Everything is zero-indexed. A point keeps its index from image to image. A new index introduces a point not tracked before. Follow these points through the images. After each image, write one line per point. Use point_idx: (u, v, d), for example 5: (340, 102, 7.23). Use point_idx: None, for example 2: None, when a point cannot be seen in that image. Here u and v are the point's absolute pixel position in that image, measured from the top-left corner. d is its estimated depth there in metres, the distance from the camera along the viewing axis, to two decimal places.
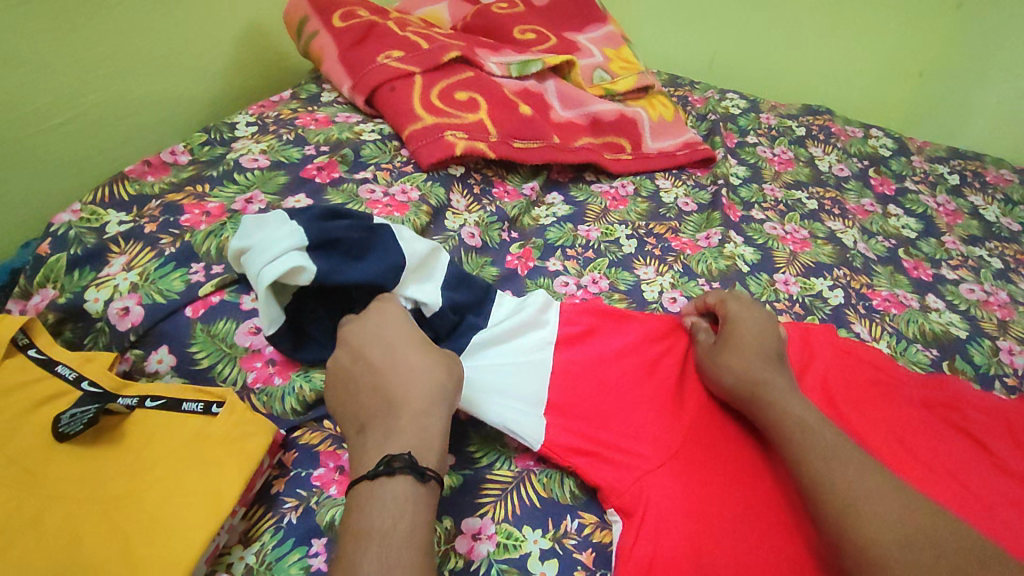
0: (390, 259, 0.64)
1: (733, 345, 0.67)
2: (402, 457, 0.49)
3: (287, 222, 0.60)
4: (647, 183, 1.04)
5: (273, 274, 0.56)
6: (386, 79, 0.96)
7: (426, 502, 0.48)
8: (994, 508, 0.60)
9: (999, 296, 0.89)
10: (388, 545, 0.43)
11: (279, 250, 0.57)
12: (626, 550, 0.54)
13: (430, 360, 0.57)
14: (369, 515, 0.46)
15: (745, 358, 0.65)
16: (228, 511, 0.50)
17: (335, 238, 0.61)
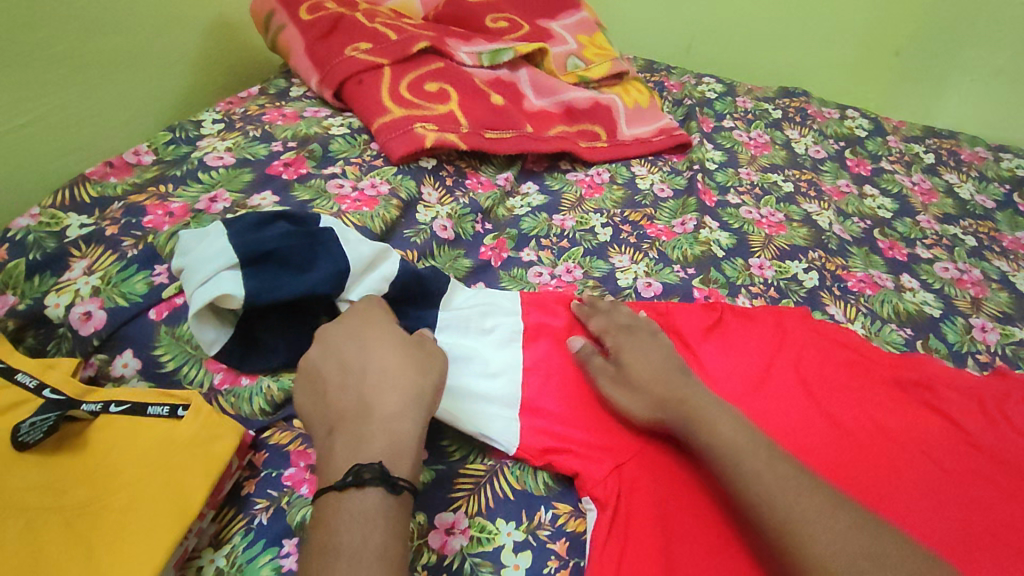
0: (335, 265, 0.62)
1: (638, 371, 0.63)
2: (371, 467, 0.47)
3: (220, 239, 0.60)
4: (622, 170, 1.03)
5: (203, 299, 0.56)
6: (354, 72, 0.94)
7: (396, 514, 0.47)
8: (967, 489, 0.60)
9: (973, 274, 0.90)
10: (360, 561, 0.43)
11: (209, 273, 0.57)
12: (601, 542, 0.54)
13: (404, 360, 0.56)
14: (338, 530, 0.45)
15: (652, 377, 0.62)
16: (194, 512, 0.50)
17: (268, 249, 0.60)
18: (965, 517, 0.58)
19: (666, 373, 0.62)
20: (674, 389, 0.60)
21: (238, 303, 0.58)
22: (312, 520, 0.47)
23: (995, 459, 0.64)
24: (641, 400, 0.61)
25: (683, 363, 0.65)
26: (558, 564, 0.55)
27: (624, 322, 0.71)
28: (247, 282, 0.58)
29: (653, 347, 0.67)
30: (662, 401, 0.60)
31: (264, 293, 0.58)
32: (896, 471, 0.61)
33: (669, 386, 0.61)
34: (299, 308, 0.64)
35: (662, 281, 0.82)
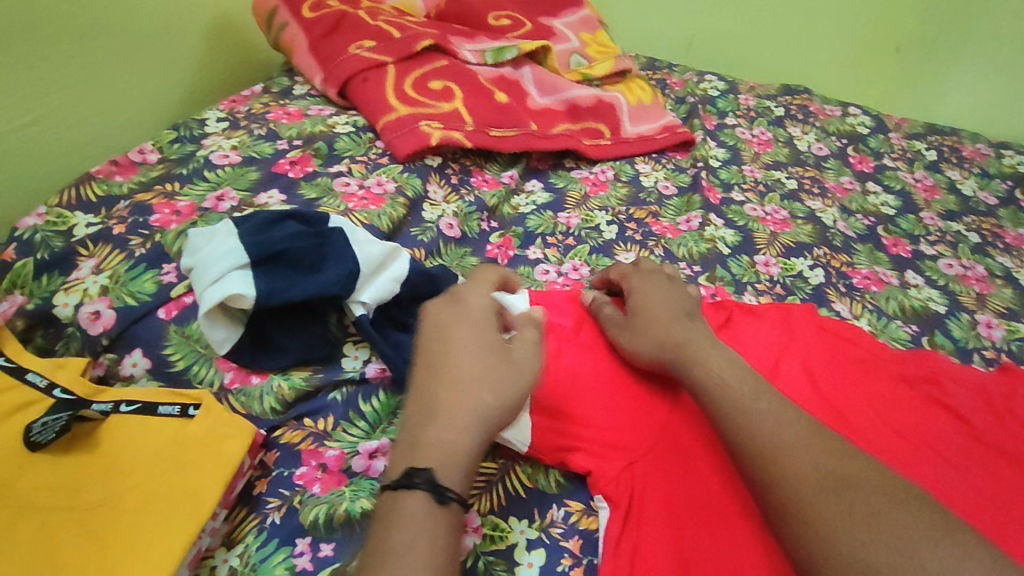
0: (345, 264, 0.62)
1: (646, 313, 0.65)
2: (423, 473, 0.47)
3: (230, 239, 0.60)
4: (627, 167, 1.03)
5: (215, 298, 0.56)
6: (359, 70, 0.94)
7: (445, 524, 0.46)
8: (976, 483, 0.61)
9: (977, 271, 0.90)
10: (404, 562, 0.42)
11: (219, 272, 0.57)
12: (614, 543, 0.55)
13: (483, 371, 0.54)
14: (386, 533, 0.45)
15: (658, 318, 0.64)
16: (209, 510, 0.50)
17: (278, 250, 0.60)
18: (979, 513, 0.58)
19: (669, 316, 0.64)
20: (676, 332, 0.62)
21: (248, 302, 0.58)
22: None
23: (1002, 454, 0.64)
24: (649, 343, 0.63)
25: (688, 308, 0.66)
26: (572, 562, 0.55)
27: (638, 268, 0.74)
28: (257, 281, 0.58)
29: (668, 288, 0.69)
30: (660, 343, 0.61)
31: (277, 293, 0.58)
32: (905, 464, 0.62)
33: (670, 328, 0.62)
34: (313, 311, 0.64)
35: None
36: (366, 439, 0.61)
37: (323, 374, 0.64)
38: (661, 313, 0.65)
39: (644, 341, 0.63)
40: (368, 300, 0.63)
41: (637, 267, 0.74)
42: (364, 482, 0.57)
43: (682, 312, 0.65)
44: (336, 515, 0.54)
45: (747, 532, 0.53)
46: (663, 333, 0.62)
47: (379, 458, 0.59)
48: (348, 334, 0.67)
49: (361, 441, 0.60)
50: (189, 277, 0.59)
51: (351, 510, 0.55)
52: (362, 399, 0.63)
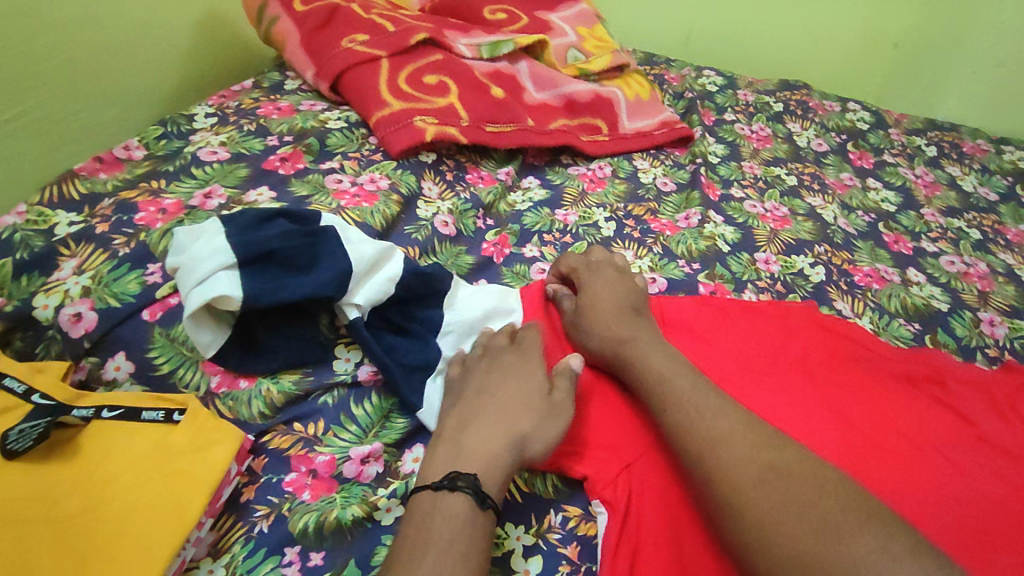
0: (338, 264, 0.60)
1: (594, 310, 0.68)
2: (466, 477, 0.51)
3: (217, 238, 0.58)
4: (625, 164, 1.01)
5: (200, 300, 0.54)
6: (351, 64, 0.92)
7: (481, 528, 0.49)
8: (979, 482, 0.60)
9: (979, 268, 0.89)
10: (445, 559, 0.46)
11: (205, 272, 0.55)
12: (613, 549, 0.53)
13: (527, 404, 0.58)
14: (428, 529, 0.48)
15: (609, 315, 0.67)
16: (194, 520, 0.48)
17: (268, 250, 0.58)
18: (983, 512, 0.57)
19: (615, 314, 0.67)
20: (620, 328, 0.65)
21: (236, 304, 0.56)
22: (406, 515, 0.50)
23: (1005, 452, 0.63)
24: (595, 340, 0.66)
25: (634, 303, 0.70)
26: (569, 569, 0.53)
27: (587, 261, 0.76)
28: (245, 282, 0.56)
29: (618, 283, 0.72)
30: (610, 342, 0.64)
31: (265, 295, 0.56)
32: (905, 463, 0.60)
33: (617, 327, 0.66)
34: (303, 310, 0.61)
35: (667, 277, 0.81)
36: (357, 444, 0.59)
37: (313, 377, 0.62)
38: (611, 311, 0.68)
39: (591, 339, 0.66)
40: (361, 303, 0.61)
41: (588, 259, 0.77)
42: (355, 489, 0.56)
43: (628, 309, 0.68)
44: (325, 523, 0.53)
45: None
46: (610, 330, 0.65)
47: (371, 463, 0.58)
48: (340, 335, 0.64)
49: (352, 446, 0.59)
50: (174, 277, 0.57)
51: (342, 517, 0.53)
52: (353, 403, 0.61)
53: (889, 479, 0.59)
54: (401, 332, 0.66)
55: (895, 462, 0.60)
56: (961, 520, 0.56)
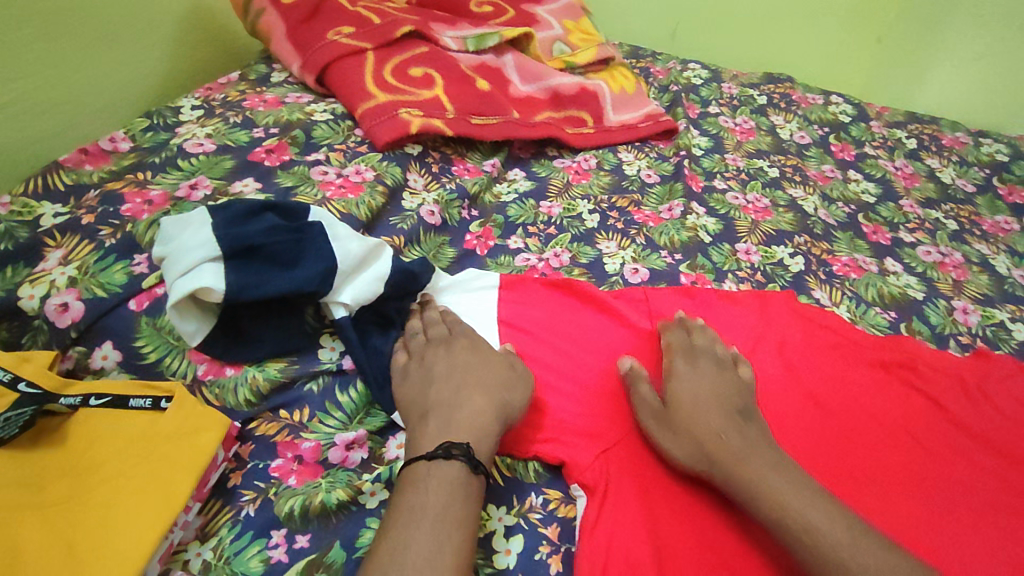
0: (322, 263, 0.61)
1: (693, 411, 0.60)
2: (461, 445, 0.54)
3: (203, 230, 0.59)
4: (610, 156, 1.02)
5: (183, 290, 0.55)
6: (337, 57, 0.92)
7: (475, 491, 0.52)
8: (946, 465, 0.62)
9: (954, 258, 0.91)
10: (443, 521, 0.49)
11: (190, 263, 0.56)
12: (589, 527, 0.55)
13: (505, 382, 0.61)
14: (425, 493, 0.51)
15: (707, 419, 0.59)
16: (181, 502, 0.49)
17: (254, 244, 0.59)
18: (949, 494, 0.60)
19: (717, 418, 0.59)
20: (725, 435, 0.57)
21: (218, 296, 0.57)
22: (402, 480, 0.53)
23: (975, 436, 0.65)
24: (688, 444, 0.58)
25: (739, 403, 0.61)
26: (550, 549, 0.55)
27: (690, 343, 0.68)
28: (228, 276, 0.57)
29: (716, 378, 0.64)
30: (707, 448, 0.57)
31: (245, 291, 0.58)
32: (875, 448, 0.63)
33: (720, 433, 0.58)
34: (290, 303, 0.63)
35: (650, 267, 0.82)
36: (342, 431, 0.60)
37: (299, 365, 0.63)
38: (711, 413, 0.60)
39: (681, 442, 0.58)
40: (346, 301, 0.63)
41: (690, 342, 0.68)
42: (340, 474, 0.57)
43: (732, 410, 0.60)
44: (311, 506, 0.54)
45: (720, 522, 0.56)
46: (710, 435, 0.58)
47: (356, 450, 0.59)
48: (325, 325, 0.66)
49: (337, 432, 0.60)
50: (161, 266, 0.58)
51: (327, 501, 0.54)
52: (339, 390, 0.62)
53: (858, 464, 0.61)
54: (386, 329, 0.68)
55: (865, 446, 0.63)
56: (924, 501, 0.59)
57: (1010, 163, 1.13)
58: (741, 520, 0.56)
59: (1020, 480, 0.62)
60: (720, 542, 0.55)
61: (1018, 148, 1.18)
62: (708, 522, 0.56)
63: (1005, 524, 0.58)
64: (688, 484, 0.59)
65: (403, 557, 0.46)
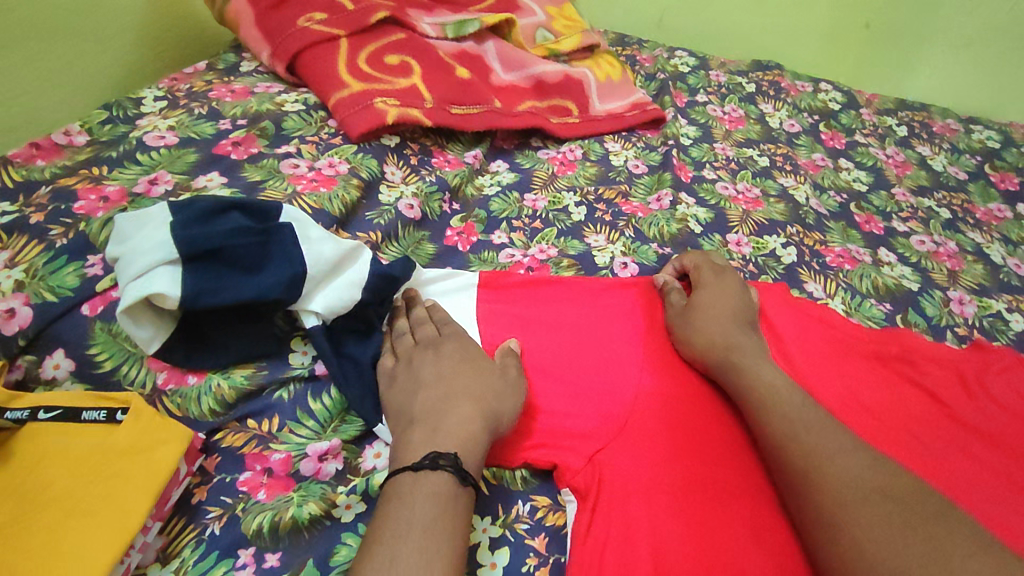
0: (289, 267, 0.57)
1: (706, 308, 0.67)
2: (448, 455, 0.51)
3: (161, 229, 0.55)
4: (596, 146, 0.99)
5: (135, 294, 0.51)
6: (307, 45, 0.88)
7: (466, 505, 0.50)
8: (948, 460, 0.60)
9: (949, 247, 0.89)
10: (430, 537, 0.46)
11: (144, 266, 0.52)
12: (582, 534, 0.52)
13: (494, 394, 0.58)
14: (411, 505, 0.48)
15: (716, 313, 0.66)
16: (139, 523, 0.45)
17: (214, 247, 0.55)
18: (952, 489, 0.57)
19: (728, 323, 0.66)
20: (732, 337, 0.64)
21: (172, 303, 0.53)
22: (387, 493, 0.50)
23: (976, 431, 0.63)
24: (701, 339, 0.64)
25: (747, 315, 0.68)
26: (538, 561, 0.52)
27: (712, 263, 0.75)
28: (185, 280, 0.53)
29: (734, 291, 0.70)
30: (716, 344, 0.63)
31: (206, 295, 0.54)
32: (875, 443, 0.61)
33: (732, 336, 0.64)
34: (256, 311, 0.59)
35: (639, 260, 0.80)
36: (315, 440, 0.57)
37: (268, 372, 0.59)
38: (721, 317, 0.66)
39: (697, 338, 0.65)
40: (319, 310, 0.59)
41: (711, 262, 0.75)
42: (314, 486, 0.54)
43: (742, 321, 0.67)
44: (281, 523, 0.51)
45: (723, 527, 0.52)
46: (719, 334, 0.64)
47: (329, 461, 0.56)
48: (297, 329, 0.62)
49: (309, 443, 0.56)
50: (115, 267, 0.55)
51: (298, 516, 0.51)
52: (311, 397, 0.59)
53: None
54: (365, 337, 0.64)
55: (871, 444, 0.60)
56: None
57: (1001, 150, 1.11)
58: (751, 526, 0.53)
59: None
60: (727, 540, 0.52)
61: (1008, 135, 1.16)
62: (712, 522, 0.53)
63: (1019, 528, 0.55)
64: (689, 485, 0.55)
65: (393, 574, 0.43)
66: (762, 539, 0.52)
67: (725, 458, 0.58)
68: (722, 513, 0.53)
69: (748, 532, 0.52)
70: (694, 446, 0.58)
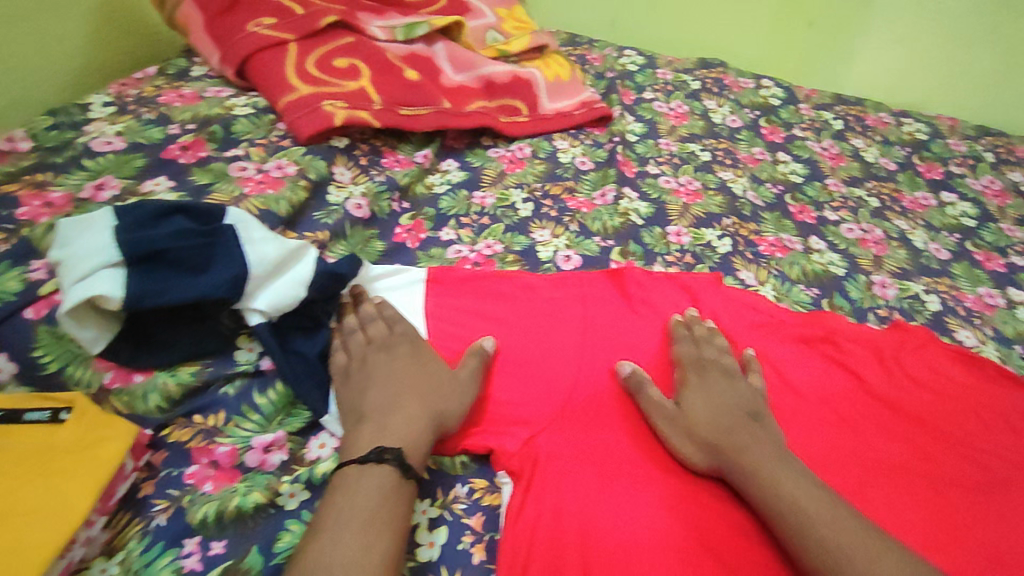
0: (233, 266, 0.59)
1: (699, 410, 0.62)
2: (392, 449, 0.54)
3: (104, 233, 0.57)
4: (544, 144, 1.02)
5: (78, 296, 0.53)
6: (255, 49, 0.89)
7: (408, 494, 0.53)
8: (857, 431, 0.65)
9: (875, 234, 0.94)
10: (370, 524, 0.49)
11: (87, 269, 0.54)
12: (514, 514, 0.55)
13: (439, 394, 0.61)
14: (353, 495, 0.51)
15: (713, 418, 0.61)
16: (82, 516, 0.47)
17: (159, 249, 0.57)
18: (862, 458, 0.62)
19: (730, 420, 0.61)
20: (733, 433, 0.59)
21: (115, 304, 0.55)
22: (332, 484, 0.53)
23: (890, 406, 0.68)
24: (697, 444, 0.60)
25: (743, 395, 0.64)
26: (473, 538, 0.55)
27: (698, 355, 0.68)
28: (129, 282, 0.55)
29: (730, 389, 0.64)
30: (718, 450, 0.59)
31: (149, 297, 0.56)
32: (800, 422, 0.65)
33: (732, 435, 0.59)
34: (202, 310, 0.61)
35: (582, 253, 0.83)
36: (260, 433, 0.59)
37: (213, 368, 0.61)
38: (721, 416, 0.61)
39: (694, 445, 0.60)
40: (263, 309, 0.61)
41: (700, 355, 0.68)
42: (259, 477, 0.56)
43: (744, 413, 0.62)
44: (226, 512, 0.53)
45: (649, 506, 0.56)
46: (719, 434, 0.60)
47: (274, 452, 0.58)
48: (242, 328, 0.64)
49: (254, 436, 0.59)
50: (58, 271, 0.56)
51: (242, 505, 0.53)
52: (256, 393, 0.61)
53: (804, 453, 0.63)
54: (312, 333, 0.66)
55: (796, 433, 0.64)
56: (852, 488, 0.60)
57: (928, 142, 1.17)
58: (678, 504, 0.56)
59: (937, 450, 0.64)
60: (656, 531, 0.54)
61: (937, 127, 1.22)
62: (638, 501, 0.56)
63: (922, 491, 0.60)
64: (620, 469, 0.59)
65: (332, 559, 0.46)
66: (691, 528, 0.55)
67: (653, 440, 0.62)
68: (654, 504, 0.56)
69: (680, 521, 0.55)
70: (625, 432, 0.62)
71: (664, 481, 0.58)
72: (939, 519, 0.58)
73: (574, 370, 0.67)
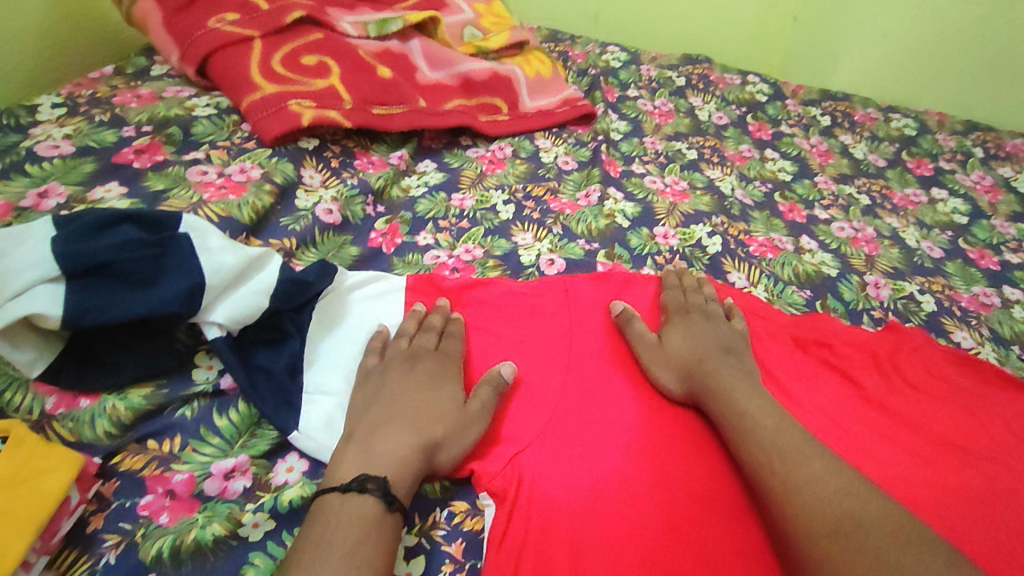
0: (186, 278, 0.54)
1: (679, 344, 0.65)
2: (376, 479, 0.49)
3: (38, 245, 0.52)
4: (526, 143, 0.98)
5: (10, 316, 0.48)
6: (217, 47, 0.84)
7: (393, 528, 0.49)
8: (857, 437, 0.62)
9: (867, 232, 0.91)
10: (349, 561, 0.45)
11: (19, 286, 0.49)
12: (499, 539, 0.51)
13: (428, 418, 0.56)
14: (332, 527, 0.47)
15: (691, 349, 0.65)
16: (14, 562, 0.42)
17: (102, 261, 0.52)
18: (864, 466, 0.59)
19: (704, 350, 0.64)
20: (705, 359, 0.63)
21: (53, 323, 0.50)
22: (312, 514, 0.48)
23: (887, 412, 0.65)
24: (676, 372, 0.63)
25: (726, 343, 0.66)
26: (453, 567, 0.51)
27: (684, 300, 0.72)
28: (67, 298, 0.50)
29: (708, 328, 0.67)
30: (693, 375, 0.62)
31: (92, 314, 0.51)
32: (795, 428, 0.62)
33: (707, 361, 0.63)
34: (154, 325, 0.56)
35: (566, 256, 0.79)
36: (221, 458, 0.55)
37: (169, 390, 0.56)
38: (700, 347, 0.64)
39: (674, 374, 0.63)
40: (222, 321, 0.56)
41: (684, 300, 0.72)
42: (219, 506, 0.51)
43: (721, 347, 0.65)
44: (183, 546, 0.48)
45: (644, 524, 0.52)
46: (694, 359, 0.63)
47: (236, 478, 0.54)
48: (201, 343, 0.60)
49: (214, 461, 0.54)
50: None
51: (201, 537, 0.49)
52: (216, 414, 0.57)
53: None
54: (279, 345, 0.61)
55: None
56: None
57: (917, 137, 1.15)
58: (677, 523, 0.53)
59: (939, 456, 0.61)
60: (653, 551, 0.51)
61: (925, 122, 1.20)
62: (632, 520, 0.53)
63: (928, 500, 0.57)
64: (612, 486, 0.55)
65: None
66: (690, 546, 0.52)
67: (645, 451, 0.58)
68: (648, 523, 0.53)
69: (678, 539, 0.52)
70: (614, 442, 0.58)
71: (656, 497, 0.55)
72: (947, 525, 0.55)
73: (559, 374, 0.63)
